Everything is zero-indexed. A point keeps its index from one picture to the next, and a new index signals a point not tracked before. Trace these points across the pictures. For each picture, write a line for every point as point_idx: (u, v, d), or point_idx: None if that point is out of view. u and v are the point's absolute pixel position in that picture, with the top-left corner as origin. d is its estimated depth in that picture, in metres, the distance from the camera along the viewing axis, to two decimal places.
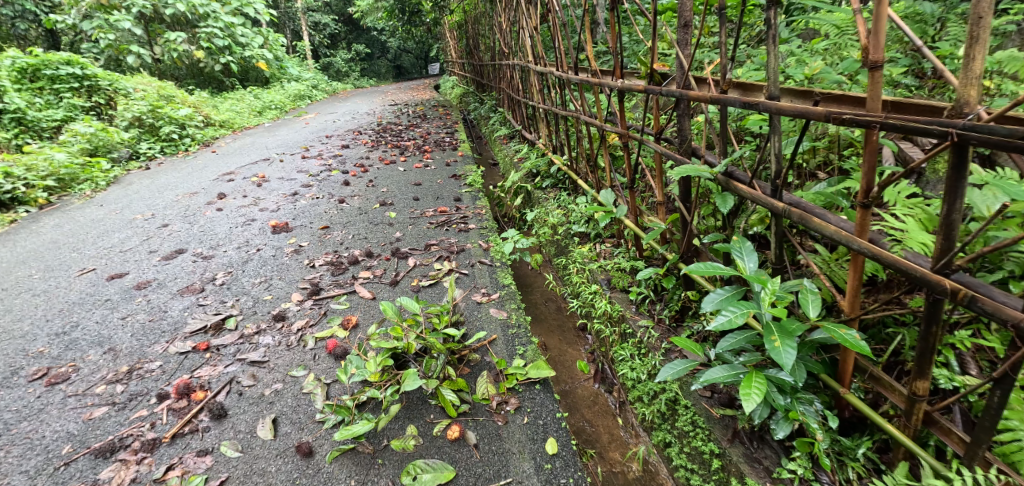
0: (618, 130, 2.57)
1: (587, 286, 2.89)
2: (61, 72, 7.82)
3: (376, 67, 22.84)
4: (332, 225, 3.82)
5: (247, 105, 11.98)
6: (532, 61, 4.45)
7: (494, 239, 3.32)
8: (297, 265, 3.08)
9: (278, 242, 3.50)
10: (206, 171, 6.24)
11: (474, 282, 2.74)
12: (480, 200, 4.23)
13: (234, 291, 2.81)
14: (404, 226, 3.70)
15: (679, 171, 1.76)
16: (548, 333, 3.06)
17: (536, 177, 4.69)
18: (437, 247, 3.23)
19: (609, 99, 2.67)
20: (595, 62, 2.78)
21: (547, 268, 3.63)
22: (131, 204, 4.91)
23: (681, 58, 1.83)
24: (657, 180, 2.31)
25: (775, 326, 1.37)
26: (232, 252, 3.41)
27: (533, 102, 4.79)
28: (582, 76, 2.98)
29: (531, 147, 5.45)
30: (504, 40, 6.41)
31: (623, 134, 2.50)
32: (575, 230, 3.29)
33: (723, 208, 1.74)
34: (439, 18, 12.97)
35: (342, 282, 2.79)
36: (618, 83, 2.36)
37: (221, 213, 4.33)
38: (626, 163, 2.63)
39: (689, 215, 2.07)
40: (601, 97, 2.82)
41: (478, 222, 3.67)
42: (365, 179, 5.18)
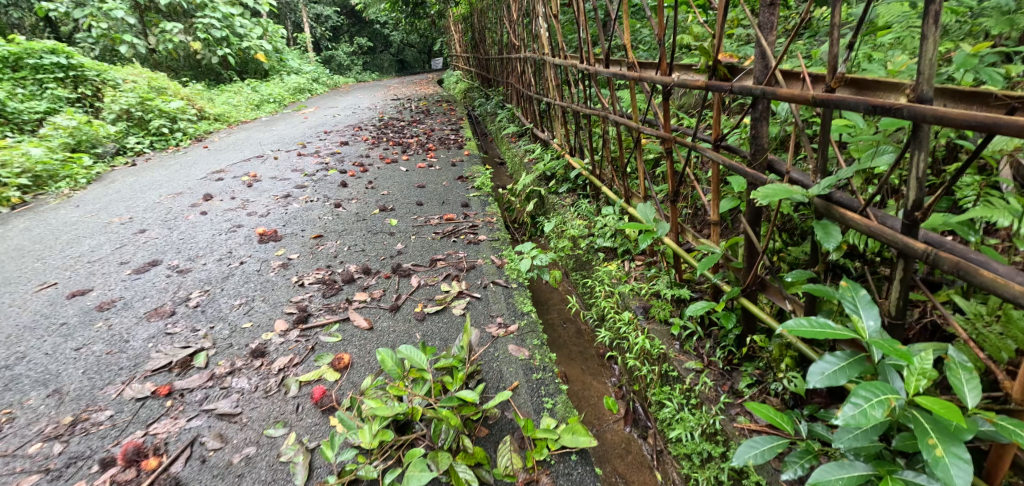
0: (661, 134, 2.18)
1: (617, 313, 2.51)
2: (45, 61, 7.43)
3: (379, 61, 22.46)
4: (326, 233, 3.43)
5: (245, 98, 11.61)
6: (549, 53, 4.04)
7: (508, 254, 2.95)
8: (284, 283, 2.72)
9: (264, 254, 3.13)
10: (194, 168, 5.87)
11: (488, 309, 2.35)
12: (491, 206, 3.85)
13: (208, 316, 2.45)
14: (406, 236, 3.31)
15: (763, 192, 1.33)
16: (569, 362, 2.67)
17: (550, 181, 4.30)
18: (443, 263, 2.85)
19: (648, 96, 2.27)
20: (632, 52, 2.35)
21: (565, 285, 3.25)
22: (110, 205, 4.54)
23: (764, 47, 1.41)
24: (714, 197, 1.95)
25: (930, 426, 1.00)
26: (211, 266, 3.04)
27: (548, 99, 4.40)
28: (612, 70, 2.58)
29: (544, 147, 5.06)
30: (514, 32, 6.00)
31: (669, 139, 2.10)
32: (600, 244, 2.91)
33: (824, 243, 1.29)
34: (444, 10, 12.54)
35: (333, 306, 2.42)
36: (666, 78, 1.96)
37: (205, 217, 3.95)
38: (669, 172, 2.25)
39: (757, 240, 1.68)
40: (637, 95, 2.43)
41: (490, 233, 3.29)
42: (365, 179, 4.80)
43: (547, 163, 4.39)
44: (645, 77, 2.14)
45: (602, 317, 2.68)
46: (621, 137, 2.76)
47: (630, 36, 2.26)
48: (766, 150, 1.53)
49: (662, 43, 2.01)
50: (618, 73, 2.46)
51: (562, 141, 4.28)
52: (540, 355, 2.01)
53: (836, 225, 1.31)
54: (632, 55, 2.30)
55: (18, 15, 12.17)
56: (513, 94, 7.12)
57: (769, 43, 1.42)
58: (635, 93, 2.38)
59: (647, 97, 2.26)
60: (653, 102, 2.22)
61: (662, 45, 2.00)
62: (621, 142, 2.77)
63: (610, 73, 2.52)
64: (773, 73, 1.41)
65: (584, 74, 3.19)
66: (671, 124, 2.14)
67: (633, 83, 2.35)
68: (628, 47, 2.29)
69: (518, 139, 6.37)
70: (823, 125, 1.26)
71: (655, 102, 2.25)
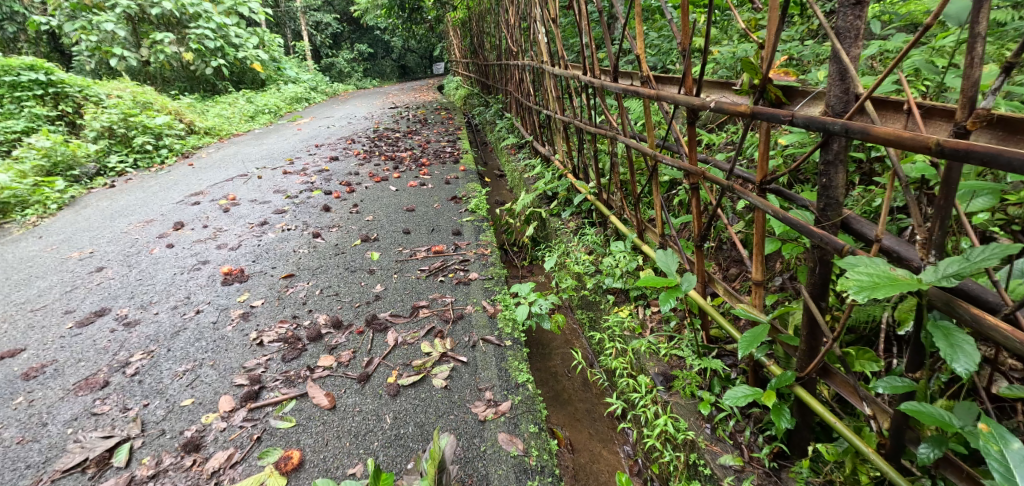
0: (684, 166, 1.77)
1: (630, 376, 2.11)
2: (22, 78, 7.16)
3: (379, 67, 22.16)
4: (298, 272, 3.05)
5: (239, 110, 11.30)
6: (548, 61, 3.64)
7: (503, 298, 2.55)
8: (240, 341, 2.35)
9: (225, 301, 2.76)
10: (173, 190, 5.53)
11: (474, 379, 1.95)
12: (487, 233, 3.46)
13: (145, 388, 2.08)
14: (388, 275, 2.92)
15: (856, 280, 0.97)
16: (574, 425, 2.25)
17: (552, 202, 3.91)
18: (426, 313, 2.44)
19: (666, 117, 1.86)
20: (645, 62, 1.90)
21: (573, 328, 2.85)
22: (74, 236, 4.21)
23: (850, 65, 1.03)
24: (756, 252, 1.52)
25: None
26: (163, 317, 2.67)
27: (546, 113, 4.00)
28: (621, 85, 2.14)
29: (545, 163, 4.66)
30: (511, 38, 5.60)
31: (698, 173, 1.70)
32: (609, 286, 2.51)
33: (955, 366, 0.92)
34: (442, 15, 12.15)
35: (291, 375, 2.03)
36: (693, 99, 1.55)
37: (169, 252, 3.61)
38: (695, 212, 1.84)
39: (824, 322, 1.27)
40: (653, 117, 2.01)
41: (482, 270, 2.89)
42: (350, 202, 4.43)
43: (549, 182, 3.99)
44: (663, 96, 1.72)
45: (615, 375, 2.28)
46: (631, 161, 2.35)
47: (642, 43, 1.84)
48: (843, 203, 1.14)
49: (685, 53, 1.60)
50: (626, 89, 2.05)
51: (564, 158, 3.88)
52: (536, 449, 1.64)
53: (964, 332, 0.93)
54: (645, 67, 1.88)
55: (15, 31, 12.03)
56: (512, 103, 6.72)
57: (851, 58, 1.04)
58: (648, 113, 1.97)
59: (666, 118, 1.85)
60: (673, 126, 1.80)
61: (686, 57, 1.59)
62: (632, 167, 2.36)
63: (616, 89, 2.11)
64: (863, 103, 1.01)
65: (587, 86, 2.79)
66: (697, 154, 1.73)
67: (646, 101, 1.94)
68: (639, 57, 1.87)
69: (518, 152, 5.98)
70: (950, 189, 0.89)
71: (675, 125, 1.84)
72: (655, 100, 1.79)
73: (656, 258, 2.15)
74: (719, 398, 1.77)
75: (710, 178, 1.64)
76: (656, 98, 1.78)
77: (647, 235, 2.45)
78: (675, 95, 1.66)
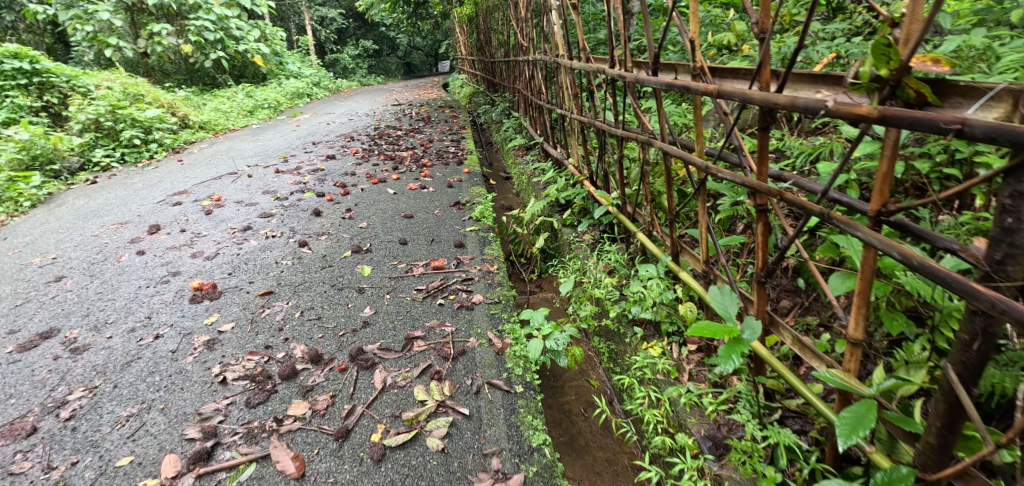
0: (748, 181, 1.36)
1: (666, 433, 1.76)
2: (5, 66, 6.82)
3: (385, 64, 21.77)
4: (278, 289, 2.69)
5: (237, 103, 10.96)
6: (565, 55, 3.26)
7: (512, 327, 2.18)
8: (199, 376, 2.02)
9: (190, 324, 2.42)
10: (156, 189, 5.20)
11: (478, 440, 1.59)
12: (493, 246, 3.09)
13: (77, 438, 1.75)
14: (379, 295, 2.55)
15: None
16: (592, 479, 1.88)
17: (565, 212, 3.55)
18: (421, 346, 2.07)
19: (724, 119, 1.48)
20: (700, 53, 1.48)
21: (591, 359, 2.48)
22: (40, 239, 3.92)
23: None
24: (857, 306, 1.13)
25: None
26: (116, 342, 2.36)
27: (560, 111, 3.63)
28: (660, 80, 1.74)
29: (557, 167, 4.29)
30: (522, 32, 5.21)
31: (774, 193, 1.28)
32: (635, 317, 2.14)
33: None
34: (448, 11, 11.75)
35: (254, 427, 1.69)
36: (774, 95, 1.14)
37: (138, 261, 3.29)
38: (758, 240, 1.44)
39: (979, 417, 0.92)
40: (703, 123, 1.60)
41: (487, 291, 2.52)
42: (343, 205, 4.07)
43: (562, 189, 3.62)
44: (723, 92, 1.31)
45: (644, 427, 1.92)
46: (667, 170, 1.97)
47: (695, 24, 1.45)
48: None
49: (759, 34, 1.21)
50: (665, 83, 1.64)
51: (579, 163, 3.51)
52: None
53: None
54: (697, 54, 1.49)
55: (14, 20, 11.77)
56: (521, 102, 6.34)
57: None
58: (697, 113, 1.57)
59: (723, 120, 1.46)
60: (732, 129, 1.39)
61: (761, 39, 1.20)
62: (668, 176, 1.98)
63: (654, 82, 1.70)
64: None
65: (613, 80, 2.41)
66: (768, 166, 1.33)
67: (697, 98, 1.55)
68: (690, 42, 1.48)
69: (526, 154, 5.60)
70: None
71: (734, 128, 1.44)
72: (710, 97, 1.38)
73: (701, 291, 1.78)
74: (786, 477, 1.42)
75: (795, 200, 1.23)
76: (712, 94, 1.37)
77: (684, 257, 2.06)
78: (740, 91, 1.25)
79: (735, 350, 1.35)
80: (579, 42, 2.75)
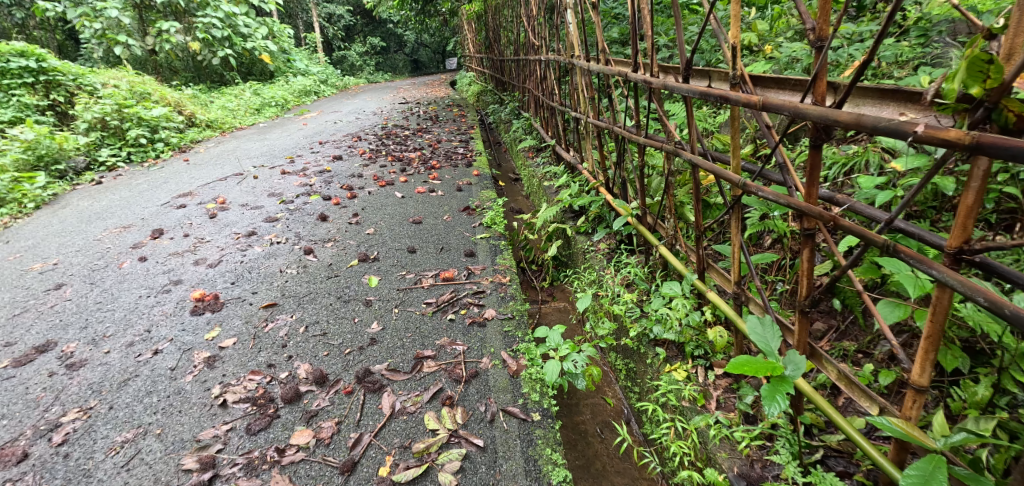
0: (795, 203, 1.24)
1: (691, 467, 1.65)
2: (12, 65, 6.77)
3: (392, 61, 21.66)
4: (282, 301, 2.59)
5: (244, 101, 10.91)
6: (580, 56, 3.14)
7: (527, 346, 2.07)
8: (197, 398, 1.95)
9: (190, 340, 2.34)
10: (161, 190, 5.13)
11: (492, 476, 1.50)
12: (505, 255, 2.98)
13: (69, 468, 1.70)
14: (387, 309, 2.44)
15: None
16: None
17: (578, 218, 3.44)
18: (431, 368, 1.97)
19: (765, 132, 1.36)
20: (740, 60, 1.36)
21: (608, 377, 2.37)
22: (42, 243, 3.87)
23: None
24: (927, 352, 1.02)
25: None
26: (114, 358, 2.28)
27: (574, 114, 3.51)
28: (690, 87, 1.61)
29: (569, 171, 4.18)
30: (534, 30, 5.08)
31: (828, 220, 1.16)
32: (656, 337, 2.02)
33: None
34: (457, 8, 11.60)
35: (254, 457, 1.62)
36: (835, 112, 1.03)
37: (139, 268, 3.22)
38: (803, 267, 1.31)
39: None
40: (740, 137, 1.47)
41: (499, 305, 2.40)
42: (350, 209, 3.98)
43: (575, 195, 3.51)
44: (768, 105, 1.19)
45: (666, 456, 1.81)
46: (695, 183, 1.84)
47: (736, 30, 1.33)
48: None
49: (815, 43, 1.10)
50: (698, 91, 1.52)
51: (593, 168, 3.39)
52: None
53: None
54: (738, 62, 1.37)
55: (24, 18, 11.77)
56: (531, 101, 6.22)
57: None
58: (733, 125, 1.45)
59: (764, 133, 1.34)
60: (776, 145, 1.28)
61: (817, 49, 1.09)
62: (696, 189, 1.85)
63: (685, 90, 1.58)
64: None
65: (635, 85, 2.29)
66: (817, 187, 1.20)
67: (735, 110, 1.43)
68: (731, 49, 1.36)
69: (536, 156, 5.48)
70: None
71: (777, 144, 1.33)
72: (753, 109, 1.26)
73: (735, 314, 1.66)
74: None
75: (855, 228, 1.11)
76: (755, 106, 1.25)
77: (710, 274, 1.94)
78: (790, 105, 1.13)
79: (784, 391, 1.23)
80: (598, 44, 2.62)
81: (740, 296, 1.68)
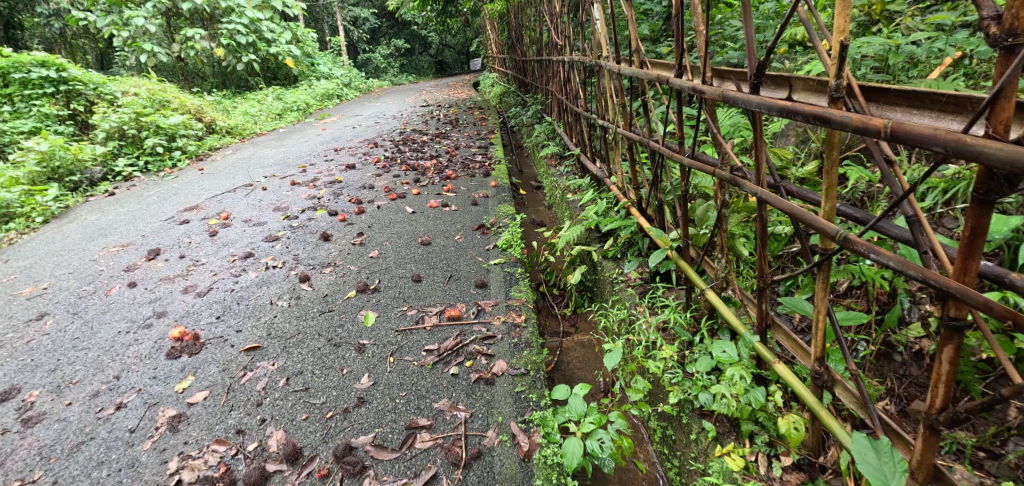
0: (941, 281, 0.91)
1: None
2: (32, 75, 6.66)
3: (416, 63, 21.51)
4: (266, 344, 2.26)
5: (266, 107, 10.80)
6: (609, 59, 2.75)
7: (542, 415, 1.73)
8: (151, 476, 1.65)
9: (158, 392, 2.03)
10: (171, 202, 4.86)
11: None
12: (524, 287, 2.63)
13: None
14: (381, 357, 2.10)
15: None
16: None
17: (605, 241, 3.09)
18: (425, 443, 1.65)
19: (883, 166, 1.09)
20: (847, 65, 0.99)
21: (637, 433, 1.94)
22: (38, 263, 3.59)
23: None
24: None
25: None
26: (73, 413, 2.00)
27: (601, 122, 3.13)
28: (761, 98, 1.22)
29: (595, 184, 3.80)
30: (557, 29, 4.70)
31: (1000, 314, 0.83)
32: (702, 406, 1.66)
33: None
34: (479, 7, 11.27)
35: None
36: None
37: (125, 294, 2.93)
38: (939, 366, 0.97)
39: None
40: (838, 173, 1.10)
41: (511, 355, 2.07)
42: (356, 227, 3.68)
43: (602, 214, 3.15)
44: (910, 134, 0.87)
45: None
46: (760, 221, 1.45)
47: (845, 23, 0.96)
48: None
49: (997, 42, 0.85)
50: (776, 106, 1.15)
51: (623, 183, 3.01)
52: None
53: None
54: (844, 69, 1.00)
55: (57, 27, 11.87)
56: (553, 104, 5.85)
57: None
58: (832, 156, 1.08)
59: (889, 176, 1.06)
60: (908, 192, 0.95)
61: (1008, 50, 0.83)
62: (761, 228, 1.46)
63: (756, 104, 1.20)
64: None
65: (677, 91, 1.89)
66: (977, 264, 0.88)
67: (834, 133, 1.07)
68: (836, 48, 0.99)
69: (559, 164, 5.11)
70: None
71: (905, 180, 1.06)
72: (875, 137, 0.93)
73: (820, 411, 1.33)
74: None
75: None
76: (879, 134, 0.92)
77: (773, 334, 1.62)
78: (952, 137, 0.83)
79: None
80: (630, 44, 2.25)
81: (823, 375, 1.32)
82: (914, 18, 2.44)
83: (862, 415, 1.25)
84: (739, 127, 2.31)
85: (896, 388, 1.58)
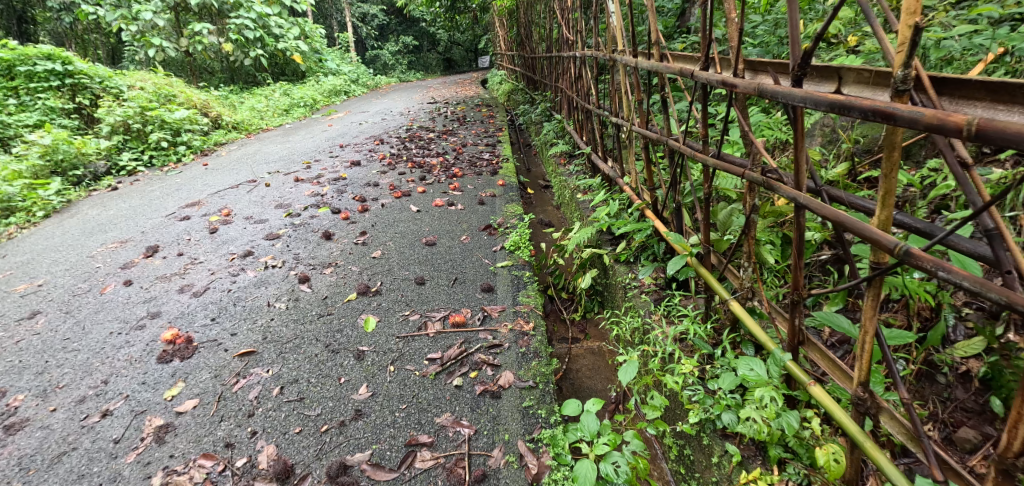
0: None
1: None
2: (37, 68, 6.57)
3: (424, 60, 21.40)
4: (260, 349, 2.14)
5: (273, 103, 10.71)
6: (624, 52, 2.62)
7: (553, 434, 1.61)
8: None
9: (146, 400, 1.92)
10: (173, 197, 4.77)
11: None
12: (534, 292, 2.51)
13: None
14: (381, 366, 1.99)
15: None
16: None
17: (618, 244, 2.97)
18: (425, 463, 1.55)
19: (958, 171, 0.96)
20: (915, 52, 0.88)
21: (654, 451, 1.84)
22: (34, 258, 3.50)
23: None
24: None
25: None
26: (57, 420, 1.89)
27: (614, 119, 3.00)
28: (806, 92, 1.11)
29: (606, 184, 3.68)
30: (568, 24, 4.57)
31: None
32: (725, 426, 1.56)
33: None
34: (488, 4, 11.14)
35: None
36: None
37: (120, 292, 2.82)
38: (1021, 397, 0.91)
39: None
40: (901, 178, 0.99)
41: (518, 365, 1.96)
42: (360, 225, 3.57)
43: (614, 216, 3.03)
44: (1004, 132, 0.77)
45: None
46: (797, 229, 1.33)
47: (917, 5, 0.86)
48: None
49: None
50: (827, 101, 1.04)
51: (637, 184, 2.89)
52: None
53: None
54: (913, 57, 0.89)
55: (68, 22, 11.84)
56: (563, 101, 5.71)
57: None
58: (894, 157, 0.97)
59: (964, 182, 0.94)
60: (991, 203, 0.86)
61: None
62: (797, 235, 1.33)
63: (801, 98, 1.09)
64: None
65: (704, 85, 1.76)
66: None
67: (896, 131, 0.97)
68: (906, 34, 0.88)
69: (569, 162, 4.98)
70: None
71: (983, 189, 0.97)
72: (956, 136, 0.84)
73: (864, 442, 1.22)
74: None
75: None
76: (960, 132, 0.83)
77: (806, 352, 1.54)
78: None
79: None
80: (650, 36, 2.12)
81: (868, 401, 1.24)
82: (949, 11, 2.29)
83: (913, 448, 1.19)
84: (763, 127, 2.18)
85: (939, 412, 1.49)
